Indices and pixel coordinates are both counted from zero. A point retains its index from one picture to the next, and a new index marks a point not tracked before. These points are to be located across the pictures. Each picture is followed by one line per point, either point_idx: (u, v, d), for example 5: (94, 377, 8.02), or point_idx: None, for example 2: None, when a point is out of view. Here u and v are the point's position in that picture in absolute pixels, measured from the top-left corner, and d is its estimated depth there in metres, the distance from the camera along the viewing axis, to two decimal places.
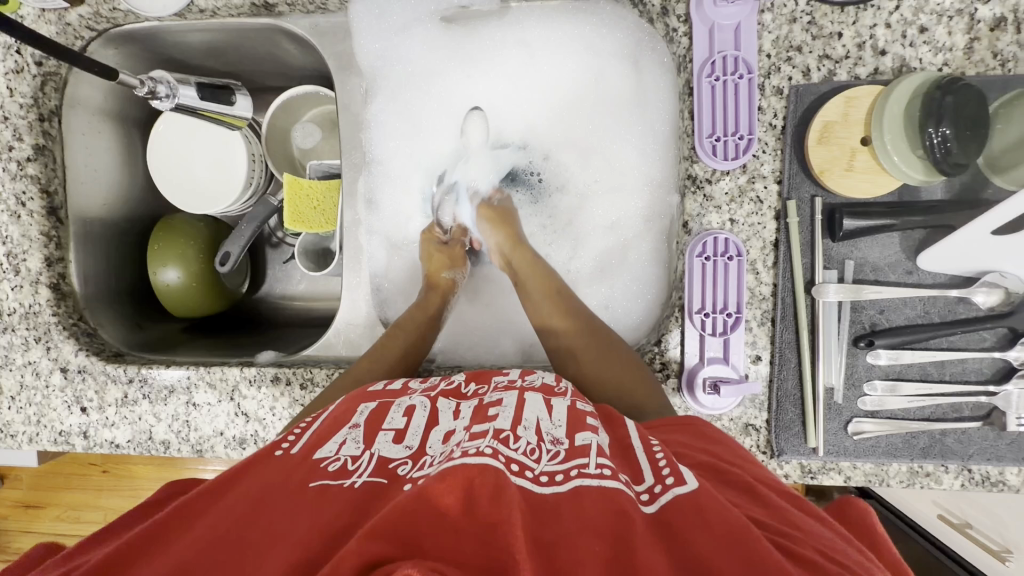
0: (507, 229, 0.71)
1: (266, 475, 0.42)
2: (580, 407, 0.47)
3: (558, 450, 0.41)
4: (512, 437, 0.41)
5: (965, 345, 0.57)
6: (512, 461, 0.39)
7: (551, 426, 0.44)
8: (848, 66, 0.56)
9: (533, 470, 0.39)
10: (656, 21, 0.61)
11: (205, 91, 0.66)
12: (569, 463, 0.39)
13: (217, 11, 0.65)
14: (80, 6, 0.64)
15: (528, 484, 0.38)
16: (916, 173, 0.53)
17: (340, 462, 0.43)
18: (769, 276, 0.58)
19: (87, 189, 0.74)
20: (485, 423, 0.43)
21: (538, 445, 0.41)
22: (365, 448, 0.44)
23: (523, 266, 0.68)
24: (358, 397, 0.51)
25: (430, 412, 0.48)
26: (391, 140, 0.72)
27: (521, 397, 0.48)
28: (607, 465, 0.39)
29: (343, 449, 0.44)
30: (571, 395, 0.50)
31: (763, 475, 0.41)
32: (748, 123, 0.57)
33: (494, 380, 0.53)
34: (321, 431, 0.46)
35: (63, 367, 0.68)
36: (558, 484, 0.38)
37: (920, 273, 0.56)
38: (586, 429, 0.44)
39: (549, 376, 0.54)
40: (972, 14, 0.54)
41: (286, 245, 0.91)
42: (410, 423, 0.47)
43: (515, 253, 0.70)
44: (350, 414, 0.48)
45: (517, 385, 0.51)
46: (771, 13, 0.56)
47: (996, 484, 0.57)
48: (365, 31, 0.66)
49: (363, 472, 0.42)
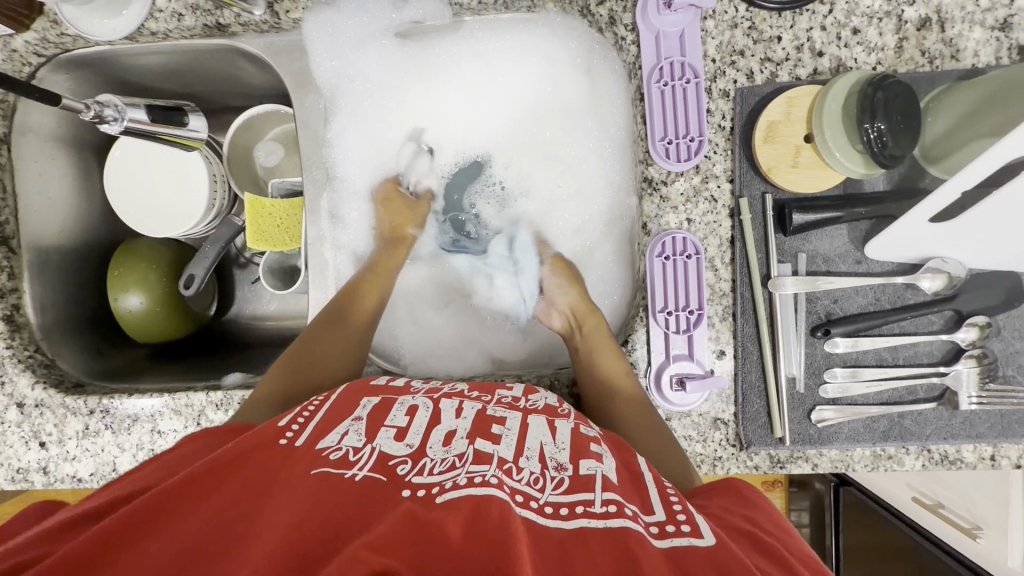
0: (581, 290, 0.68)
1: (266, 465, 0.42)
2: (585, 432, 0.48)
3: (561, 479, 0.42)
4: (514, 468, 0.42)
5: (915, 329, 0.59)
6: (517, 491, 0.40)
7: (554, 450, 0.45)
8: (788, 68, 0.58)
9: (536, 500, 0.40)
10: (605, 30, 0.63)
11: (157, 113, 0.65)
12: (575, 496, 0.40)
13: (170, 33, 0.65)
14: (26, 33, 0.63)
15: (533, 516, 0.38)
16: (857, 165, 0.55)
17: (341, 452, 0.44)
18: (727, 272, 0.60)
19: (42, 216, 0.73)
20: (490, 443, 0.44)
21: (541, 474, 0.43)
22: (367, 442, 0.45)
23: (590, 330, 0.64)
24: (361, 390, 0.52)
25: (432, 412, 0.49)
26: (352, 157, 0.73)
27: (524, 420, 0.48)
28: (613, 501, 0.40)
29: (345, 440, 0.45)
30: (575, 417, 0.51)
31: (798, 550, 0.41)
32: (698, 126, 0.59)
33: (499, 394, 0.54)
34: (322, 423, 0.47)
35: (19, 401, 0.66)
36: (563, 518, 0.39)
37: (869, 262, 0.58)
38: (591, 456, 0.45)
39: (552, 397, 0.55)
40: (899, 16, 0.57)
41: (255, 264, 0.90)
42: (413, 421, 0.48)
43: (585, 317, 0.66)
44: (353, 407, 0.50)
45: (521, 405, 0.51)
46: (713, 20, 0.58)
47: (954, 462, 0.60)
48: (320, 48, 0.67)
49: (363, 464, 0.42)
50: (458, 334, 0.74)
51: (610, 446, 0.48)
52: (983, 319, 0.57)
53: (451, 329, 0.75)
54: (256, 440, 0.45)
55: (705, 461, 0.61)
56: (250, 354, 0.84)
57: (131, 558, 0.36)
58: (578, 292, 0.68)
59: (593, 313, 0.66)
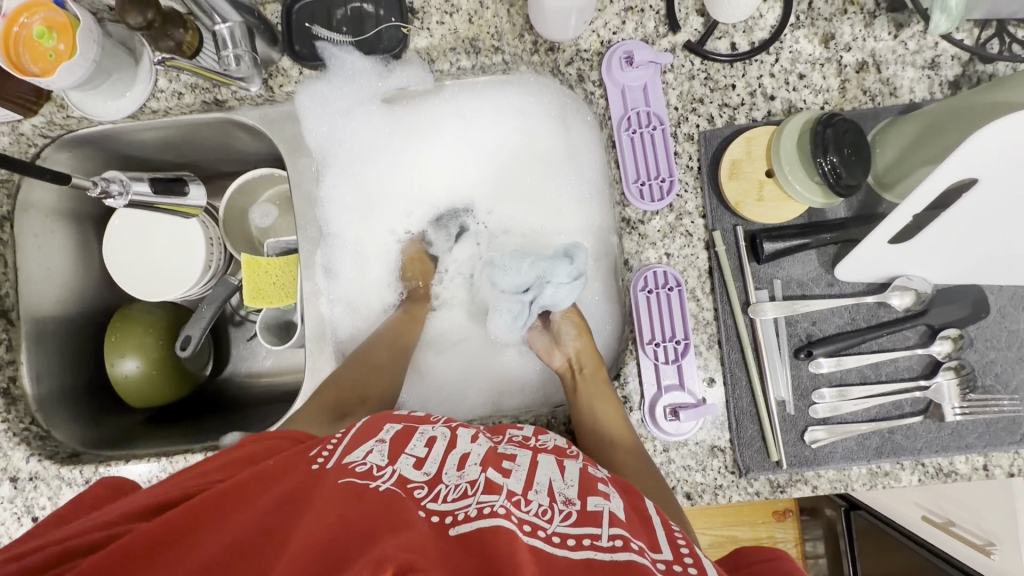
0: (589, 340, 0.70)
1: (298, 479, 0.45)
2: (592, 473, 0.49)
3: (569, 512, 0.43)
4: (523, 500, 0.43)
5: (892, 345, 0.61)
6: (525, 521, 0.41)
7: (563, 487, 0.46)
8: (744, 111, 0.63)
9: (545, 530, 0.41)
10: (575, 87, 0.68)
11: (159, 185, 0.68)
12: (583, 529, 0.41)
13: (170, 110, 0.69)
14: (33, 117, 0.67)
15: (540, 542, 0.39)
16: (816, 196, 0.59)
17: (366, 467, 0.47)
18: (709, 302, 0.63)
19: (41, 287, 0.74)
20: (500, 475, 0.46)
21: (549, 507, 0.44)
22: (389, 462, 0.48)
23: (590, 375, 0.66)
24: (386, 418, 0.55)
25: (451, 440, 0.51)
26: (345, 213, 0.76)
27: (533, 456, 0.50)
28: (619, 536, 0.40)
29: (370, 456, 0.48)
30: (584, 460, 0.52)
31: None
32: (668, 167, 0.63)
33: (510, 435, 0.55)
34: (351, 442, 0.50)
35: (13, 476, 0.65)
36: (569, 547, 0.39)
37: (841, 284, 0.62)
38: (597, 494, 0.46)
39: (562, 439, 0.56)
40: (839, 61, 0.63)
41: (250, 321, 0.91)
42: (432, 451, 0.50)
43: (589, 367, 0.67)
44: (374, 432, 0.52)
45: (530, 443, 0.53)
46: (672, 73, 0.64)
47: (949, 474, 0.61)
48: (311, 115, 0.71)
49: (386, 479, 0.46)
50: (456, 378, 0.75)
51: (618, 490, 0.47)
52: (955, 331, 0.60)
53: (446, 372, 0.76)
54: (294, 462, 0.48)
55: (707, 490, 0.61)
56: (247, 412, 0.84)
57: (172, 552, 0.38)
58: (586, 340, 0.70)
59: (594, 359, 0.68)
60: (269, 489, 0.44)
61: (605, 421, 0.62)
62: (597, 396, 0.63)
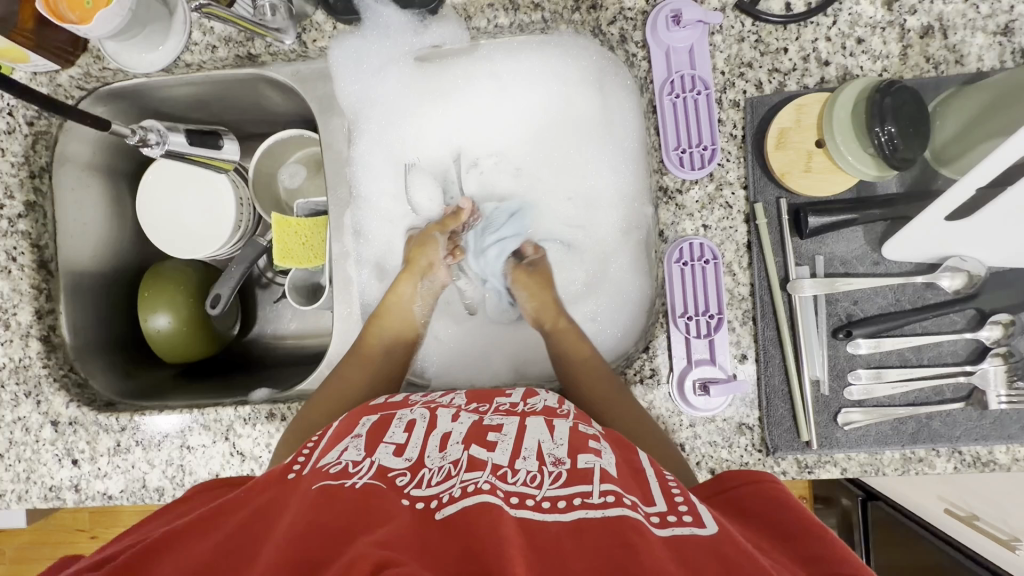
0: (548, 292, 0.72)
1: (270, 490, 0.43)
2: (582, 430, 0.49)
3: (559, 472, 0.43)
4: (509, 472, 0.43)
5: (937, 329, 0.59)
6: (512, 493, 0.41)
7: (552, 447, 0.46)
8: (796, 77, 0.60)
9: (534, 497, 0.41)
10: (617, 49, 0.65)
11: (194, 137, 0.68)
12: (573, 489, 0.41)
13: (204, 64, 0.68)
14: (71, 68, 0.67)
15: (531, 512, 0.39)
16: (868, 168, 0.56)
17: (341, 465, 0.44)
18: (746, 277, 0.61)
19: (78, 241, 0.76)
20: (485, 449, 0.45)
21: (539, 472, 0.43)
22: (366, 455, 0.46)
23: (553, 327, 0.69)
24: (362, 411, 0.53)
25: (429, 422, 0.50)
26: (375, 173, 0.75)
27: (521, 424, 0.49)
28: (611, 492, 0.40)
29: (344, 455, 0.46)
30: (574, 417, 0.52)
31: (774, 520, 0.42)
32: (711, 134, 0.60)
33: (497, 402, 0.55)
34: (327, 444, 0.48)
35: (54, 420, 0.67)
36: (561, 511, 0.39)
37: (887, 263, 0.59)
38: (588, 451, 0.45)
39: (551, 398, 0.56)
40: (902, 25, 0.59)
41: (276, 284, 0.92)
42: (411, 436, 0.49)
43: (548, 319, 0.70)
44: (352, 427, 0.50)
45: (519, 409, 0.52)
46: (721, 35, 0.61)
47: (987, 463, 0.59)
48: (344, 74, 0.70)
49: (363, 474, 0.43)
50: (479, 346, 0.76)
51: (610, 445, 0.48)
52: (1006, 317, 0.57)
53: (470, 340, 0.76)
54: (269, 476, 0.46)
55: (731, 467, 0.60)
56: (271, 372, 0.86)
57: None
58: (546, 292, 0.72)
59: (555, 311, 0.71)
60: (241, 507, 0.42)
61: (574, 364, 0.64)
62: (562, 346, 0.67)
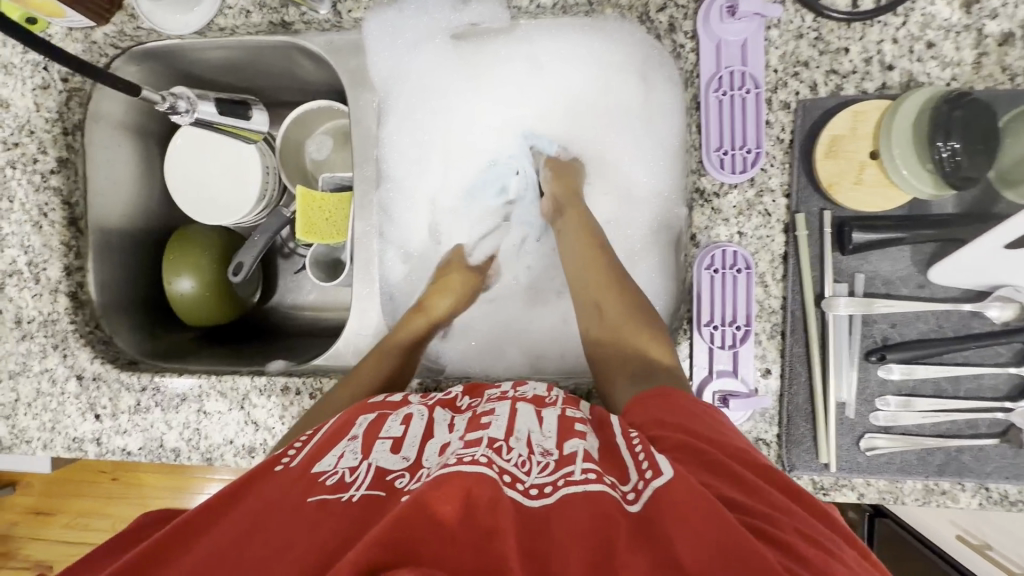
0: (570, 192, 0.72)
1: (263, 494, 0.42)
2: (571, 415, 0.48)
3: (547, 462, 0.42)
4: (504, 448, 0.42)
5: (979, 360, 0.56)
6: (505, 472, 0.40)
7: (541, 438, 0.45)
8: (855, 81, 0.56)
9: (523, 482, 0.40)
10: (664, 37, 0.61)
11: (225, 106, 0.68)
12: (558, 472, 0.41)
13: (237, 29, 0.67)
14: (106, 26, 0.67)
15: (518, 497, 0.38)
16: (925, 186, 0.53)
17: (338, 475, 0.43)
18: (778, 289, 0.58)
19: (107, 200, 0.76)
20: (479, 431, 0.44)
21: (528, 458, 0.42)
22: (362, 458, 0.44)
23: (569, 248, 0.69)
24: (360, 409, 0.51)
25: (426, 422, 0.49)
26: (403, 155, 0.74)
27: (513, 406, 0.49)
28: (592, 471, 0.40)
29: (341, 461, 0.44)
30: (563, 402, 0.50)
31: (736, 452, 0.43)
32: (756, 137, 0.57)
33: (488, 394, 0.53)
34: (320, 444, 0.47)
35: (79, 374, 0.69)
36: (546, 496, 0.39)
37: (932, 287, 0.56)
38: (575, 436, 0.45)
39: (541, 386, 0.54)
40: (980, 30, 0.54)
41: (298, 255, 0.92)
42: (408, 430, 0.48)
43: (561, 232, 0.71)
44: (349, 426, 0.48)
45: (509, 395, 0.52)
46: (778, 30, 0.57)
47: (1015, 503, 0.56)
48: (377, 45, 0.68)
49: (361, 483, 0.42)
50: (493, 335, 0.75)
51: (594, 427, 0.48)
52: None
53: (487, 328, 0.75)
54: (256, 471, 0.44)
55: None
56: (289, 344, 0.87)
57: None
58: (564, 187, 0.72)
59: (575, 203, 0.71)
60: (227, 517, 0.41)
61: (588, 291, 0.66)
62: (580, 267, 0.67)
